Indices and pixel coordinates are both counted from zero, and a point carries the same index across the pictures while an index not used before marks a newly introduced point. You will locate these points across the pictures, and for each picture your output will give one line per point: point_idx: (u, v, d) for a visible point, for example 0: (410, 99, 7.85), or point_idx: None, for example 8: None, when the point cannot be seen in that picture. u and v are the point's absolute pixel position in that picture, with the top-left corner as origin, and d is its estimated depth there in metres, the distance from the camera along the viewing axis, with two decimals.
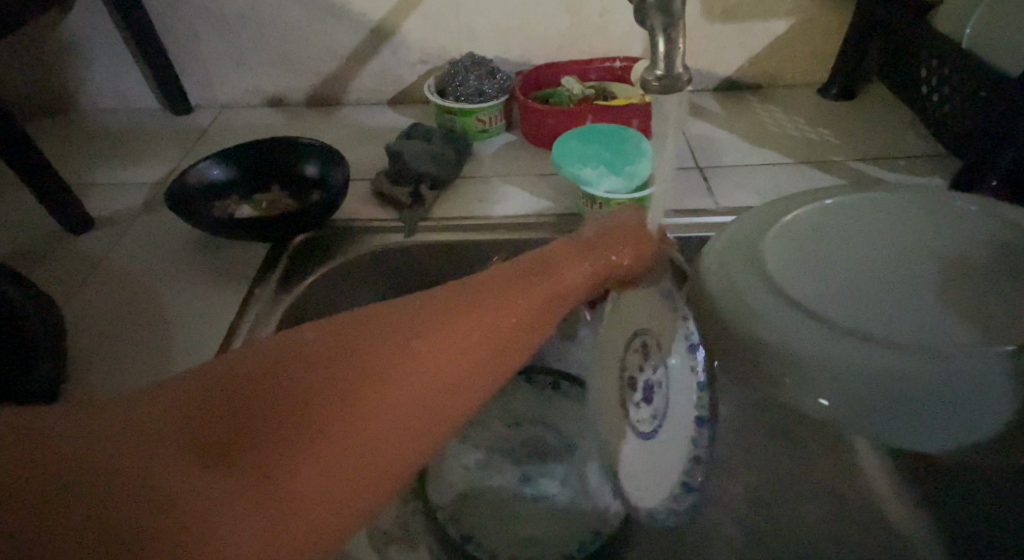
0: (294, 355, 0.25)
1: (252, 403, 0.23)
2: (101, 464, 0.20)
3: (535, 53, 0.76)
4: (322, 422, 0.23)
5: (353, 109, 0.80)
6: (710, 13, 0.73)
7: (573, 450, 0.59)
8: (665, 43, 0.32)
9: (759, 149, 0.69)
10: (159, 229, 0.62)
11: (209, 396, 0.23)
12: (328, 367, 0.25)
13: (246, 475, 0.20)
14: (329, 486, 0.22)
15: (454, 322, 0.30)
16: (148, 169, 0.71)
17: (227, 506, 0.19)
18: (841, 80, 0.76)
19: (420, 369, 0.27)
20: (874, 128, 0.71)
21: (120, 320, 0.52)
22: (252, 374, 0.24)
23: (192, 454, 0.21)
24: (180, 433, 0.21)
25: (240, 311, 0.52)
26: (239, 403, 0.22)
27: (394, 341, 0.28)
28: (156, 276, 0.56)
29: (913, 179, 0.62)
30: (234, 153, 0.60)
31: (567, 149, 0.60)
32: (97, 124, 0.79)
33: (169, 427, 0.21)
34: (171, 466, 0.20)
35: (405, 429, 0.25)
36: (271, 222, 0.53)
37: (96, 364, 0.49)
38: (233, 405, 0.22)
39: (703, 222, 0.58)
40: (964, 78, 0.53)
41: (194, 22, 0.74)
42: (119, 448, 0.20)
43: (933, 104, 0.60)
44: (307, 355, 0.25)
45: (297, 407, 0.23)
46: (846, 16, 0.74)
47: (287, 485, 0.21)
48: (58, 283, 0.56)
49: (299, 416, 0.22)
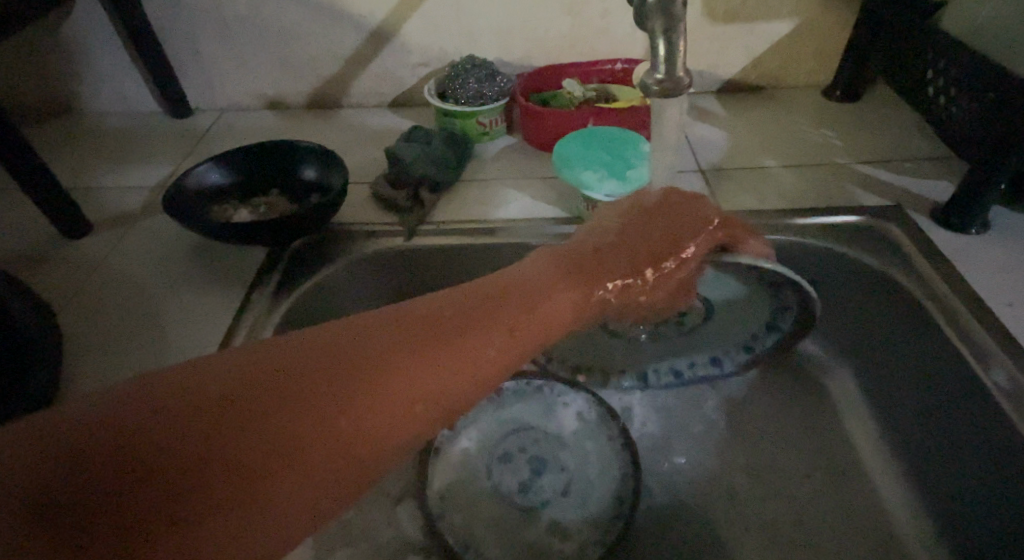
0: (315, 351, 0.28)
1: (277, 394, 0.25)
2: (140, 443, 0.22)
3: (536, 55, 0.76)
4: (333, 421, 0.26)
5: (353, 111, 0.80)
6: (712, 14, 0.72)
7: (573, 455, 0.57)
8: (665, 46, 0.31)
9: (761, 151, 0.68)
10: (157, 233, 0.61)
11: (241, 383, 0.25)
12: (347, 369, 0.27)
13: (266, 463, 0.24)
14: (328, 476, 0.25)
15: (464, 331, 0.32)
16: (147, 173, 0.70)
17: (243, 494, 0.23)
18: (845, 81, 0.75)
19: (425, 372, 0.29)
20: (879, 129, 0.70)
21: (116, 325, 0.52)
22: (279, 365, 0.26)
23: (227, 434, 0.24)
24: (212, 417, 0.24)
25: (238, 315, 0.51)
26: (265, 394, 0.25)
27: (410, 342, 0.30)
28: (154, 280, 0.56)
29: (918, 181, 0.61)
30: (232, 156, 0.60)
31: (568, 153, 0.59)
32: (97, 128, 0.79)
33: (199, 410, 0.24)
34: (204, 448, 0.23)
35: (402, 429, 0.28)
36: (269, 225, 0.52)
37: (91, 369, 0.48)
38: (260, 396, 0.25)
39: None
40: (970, 80, 0.52)
41: (194, 25, 0.74)
42: (155, 426, 0.23)
43: (937, 106, 0.59)
44: (290, 372, 0.26)
45: (313, 406, 0.26)
46: (851, 16, 0.73)
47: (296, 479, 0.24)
48: (55, 288, 0.56)
49: (315, 413, 0.25)
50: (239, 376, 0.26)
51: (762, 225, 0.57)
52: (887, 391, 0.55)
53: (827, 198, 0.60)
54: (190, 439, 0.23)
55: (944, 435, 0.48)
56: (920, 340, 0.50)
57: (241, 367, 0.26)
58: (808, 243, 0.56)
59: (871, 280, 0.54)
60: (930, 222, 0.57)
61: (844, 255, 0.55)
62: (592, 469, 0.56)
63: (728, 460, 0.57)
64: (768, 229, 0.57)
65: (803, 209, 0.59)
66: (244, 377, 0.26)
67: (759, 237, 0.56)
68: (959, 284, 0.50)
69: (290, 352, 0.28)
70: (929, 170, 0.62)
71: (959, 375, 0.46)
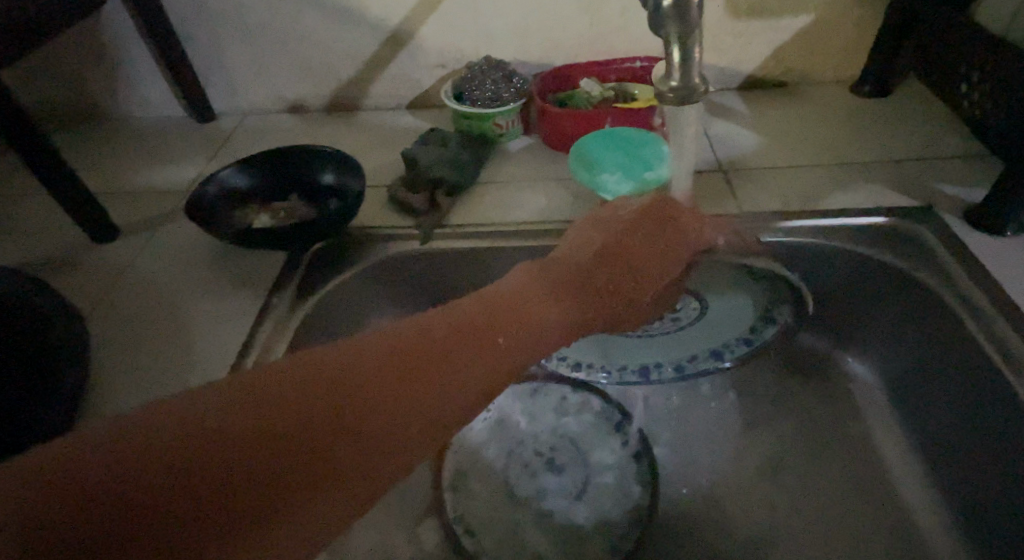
0: (308, 375, 0.27)
1: (270, 425, 0.25)
2: (130, 488, 0.21)
3: (554, 54, 0.75)
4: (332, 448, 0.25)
5: (372, 114, 0.81)
6: (735, 10, 0.71)
7: (589, 458, 0.57)
8: (680, 52, 0.31)
9: (785, 150, 0.66)
10: (182, 237, 0.63)
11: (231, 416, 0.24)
12: (341, 391, 0.27)
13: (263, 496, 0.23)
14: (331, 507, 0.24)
15: (458, 351, 0.32)
16: (172, 177, 0.72)
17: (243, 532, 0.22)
18: (874, 77, 0.72)
19: (419, 394, 0.29)
20: (908, 126, 0.67)
21: (142, 329, 0.53)
22: (271, 397, 0.25)
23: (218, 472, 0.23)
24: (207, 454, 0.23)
25: (258, 320, 0.52)
26: (258, 424, 0.24)
27: (402, 360, 0.30)
28: (177, 284, 0.57)
29: (949, 181, 0.59)
30: (253, 162, 0.61)
31: (585, 155, 0.59)
32: (125, 133, 0.81)
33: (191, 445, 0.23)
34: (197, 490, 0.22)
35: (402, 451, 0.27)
36: (289, 230, 0.53)
37: (118, 373, 0.50)
38: (254, 426, 0.24)
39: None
40: (1005, 75, 0.51)
41: (217, 31, 0.75)
42: (147, 469, 0.22)
43: (970, 102, 0.57)
44: (283, 399, 0.25)
45: (312, 433, 0.25)
46: (879, 9, 0.70)
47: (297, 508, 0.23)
48: (84, 292, 0.58)
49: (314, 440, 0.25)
50: (230, 405, 0.25)
51: (783, 227, 0.56)
52: (914, 399, 0.54)
53: (852, 199, 0.58)
54: (185, 471, 0.22)
55: (973, 446, 0.46)
56: (950, 347, 0.48)
57: (257, 380, 0.26)
58: (831, 246, 0.54)
59: (898, 284, 0.52)
60: (961, 224, 0.54)
61: (870, 258, 0.53)
62: (607, 471, 0.56)
63: (747, 467, 0.56)
64: (790, 231, 0.55)
65: (827, 211, 0.57)
66: (239, 403, 0.25)
67: (780, 240, 0.55)
68: (991, 288, 0.48)
69: (284, 379, 0.26)
70: (963, 169, 0.60)
71: (990, 385, 0.44)
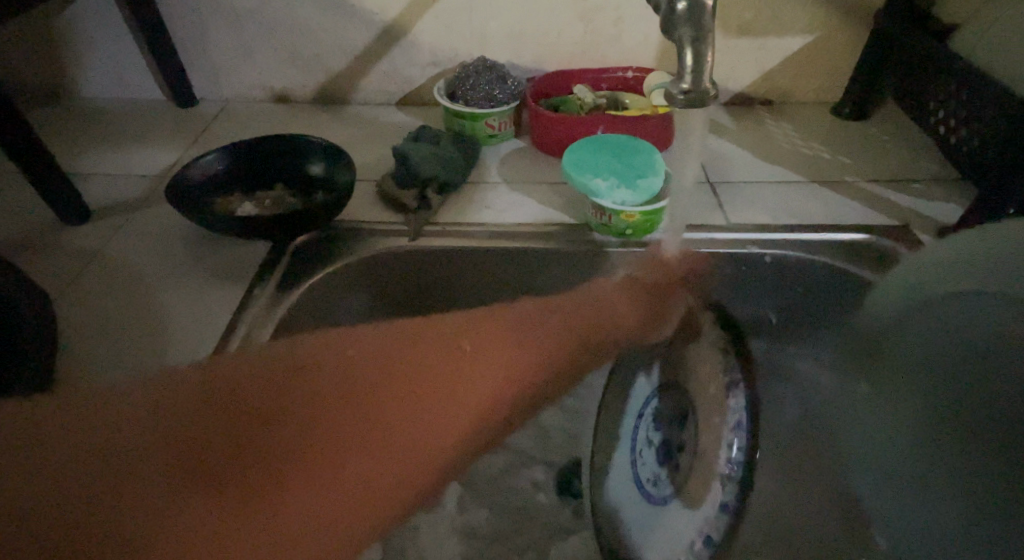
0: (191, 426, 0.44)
1: (181, 453, 0.43)
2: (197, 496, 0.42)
3: (547, 60, 0.75)
4: (277, 476, 0.46)
5: (362, 107, 0.80)
6: (726, 27, 0.72)
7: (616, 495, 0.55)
8: (694, 55, 0.34)
9: (769, 165, 0.68)
10: (160, 223, 0.61)
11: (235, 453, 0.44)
12: (219, 477, 0.43)
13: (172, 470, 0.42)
14: (268, 516, 0.44)
15: (246, 490, 0.44)
16: (151, 161, 0.70)
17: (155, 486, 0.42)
18: (855, 99, 0.75)
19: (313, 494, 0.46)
20: (885, 148, 0.70)
21: (116, 312, 0.51)
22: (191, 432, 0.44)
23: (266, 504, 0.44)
24: (141, 455, 0.42)
25: (239, 312, 0.50)
26: (187, 448, 0.44)
27: (265, 480, 0.45)
28: (153, 271, 0.55)
29: (925, 203, 0.61)
30: (236, 148, 0.59)
31: (579, 159, 0.58)
32: (99, 114, 0.79)
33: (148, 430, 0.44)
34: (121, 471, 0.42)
35: (318, 508, 0.46)
36: (276, 220, 0.51)
37: (84, 356, 0.47)
38: (176, 451, 0.43)
39: (691, 238, 0.56)
40: (977, 102, 0.54)
41: (204, 13, 0.73)
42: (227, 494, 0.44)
43: (948, 125, 0.60)
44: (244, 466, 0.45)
45: (200, 470, 0.43)
46: (862, 35, 0.73)
47: (265, 503, 0.44)
48: (51, 275, 0.55)
49: (263, 468, 0.45)
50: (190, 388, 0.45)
51: (771, 239, 0.56)
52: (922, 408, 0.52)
53: (839, 216, 0.59)
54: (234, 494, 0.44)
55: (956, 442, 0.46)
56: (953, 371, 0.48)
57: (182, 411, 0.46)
58: (801, 255, 0.55)
59: None
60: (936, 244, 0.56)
61: (852, 272, 0.53)
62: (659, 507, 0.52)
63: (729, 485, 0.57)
64: (776, 244, 0.56)
65: (810, 225, 0.57)
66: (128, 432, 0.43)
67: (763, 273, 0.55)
68: None
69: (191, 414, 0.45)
70: (938, 191, 0.62)
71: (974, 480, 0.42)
